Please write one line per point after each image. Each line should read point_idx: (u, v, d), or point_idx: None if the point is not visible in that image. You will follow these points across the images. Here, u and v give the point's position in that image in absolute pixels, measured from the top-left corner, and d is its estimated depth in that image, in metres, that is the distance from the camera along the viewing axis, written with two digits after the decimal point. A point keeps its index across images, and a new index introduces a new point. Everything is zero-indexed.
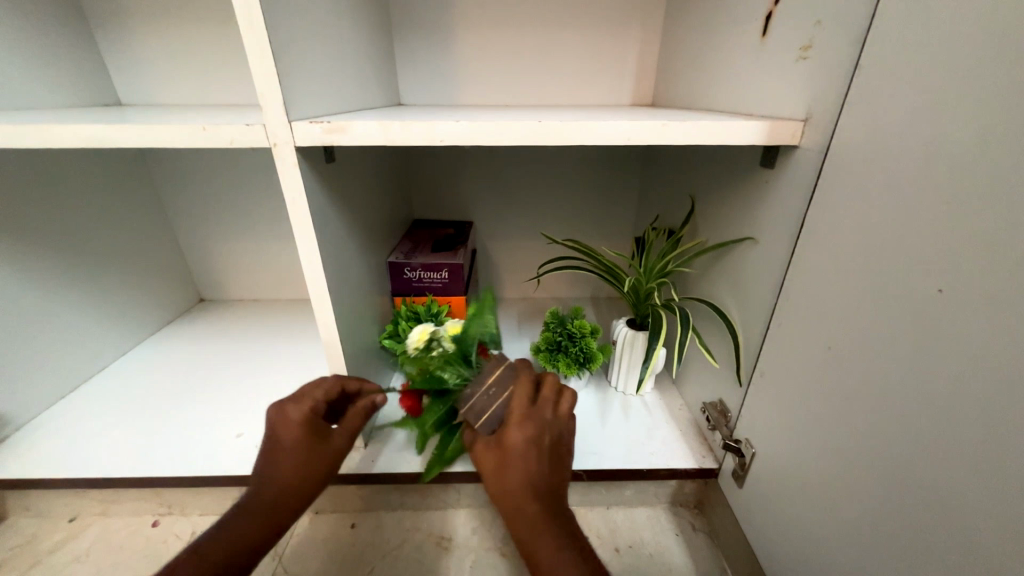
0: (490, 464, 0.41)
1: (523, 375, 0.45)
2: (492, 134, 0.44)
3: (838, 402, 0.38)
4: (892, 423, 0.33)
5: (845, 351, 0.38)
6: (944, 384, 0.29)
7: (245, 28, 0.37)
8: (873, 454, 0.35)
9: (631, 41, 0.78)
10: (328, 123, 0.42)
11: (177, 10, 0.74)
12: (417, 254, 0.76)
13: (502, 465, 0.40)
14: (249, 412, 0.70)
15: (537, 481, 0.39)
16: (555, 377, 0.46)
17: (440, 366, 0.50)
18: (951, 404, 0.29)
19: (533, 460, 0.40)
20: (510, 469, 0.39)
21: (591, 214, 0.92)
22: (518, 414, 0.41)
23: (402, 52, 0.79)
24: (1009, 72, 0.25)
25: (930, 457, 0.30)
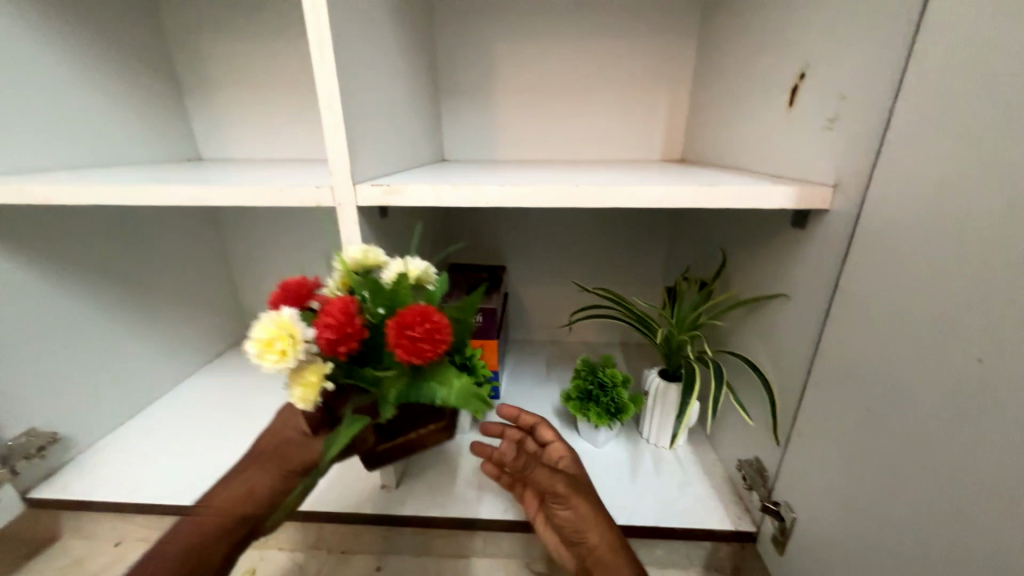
0: (588, 497, 0.45)
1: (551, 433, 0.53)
2: (534, 195, 0.48)
3: (882, 470, 0.37)
4: (938, 496, 0.32)
5: (885, 416, 0.37)
6: (990, 455, 0.29)
7: (324, 110, 0.44)
8: (922, 529, 0.33)
9: (661, 103, 0.83)
10: (386, 186, 0.47)
11: (255, 80, 0.85)
12: (453, 298, 0.80)
13: (596, 498, 0.47)
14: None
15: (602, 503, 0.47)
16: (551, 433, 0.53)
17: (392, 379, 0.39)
18: (1000, 479, 0.28)
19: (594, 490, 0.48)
20: (594, 495, 0.47)
21: (621, 263, 0.94)
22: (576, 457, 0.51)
23: (448, 114, 0.87)
24: None
25: (980, 535, 0.29)
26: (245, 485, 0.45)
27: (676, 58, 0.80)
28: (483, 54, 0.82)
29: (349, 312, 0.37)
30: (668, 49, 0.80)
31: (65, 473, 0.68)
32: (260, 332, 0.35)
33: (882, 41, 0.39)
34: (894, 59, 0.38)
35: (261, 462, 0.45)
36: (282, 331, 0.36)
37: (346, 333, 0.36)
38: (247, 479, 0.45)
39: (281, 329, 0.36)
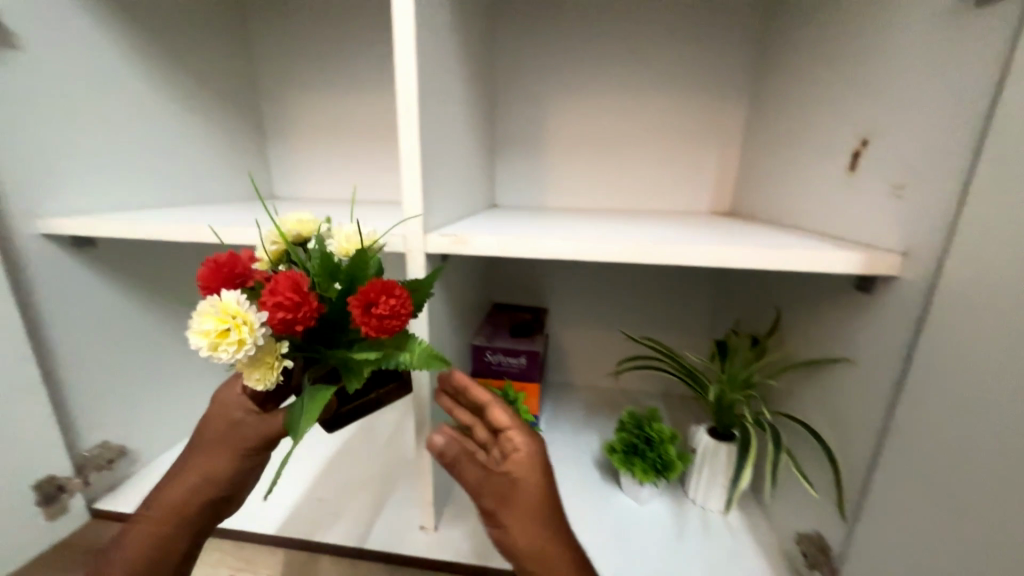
0: (513, 514, 0.40)
1: (502, 415, 0.44)
2: (592, 249, 0.50)
3: (972, 563, 0.34)
4: None
5: (974, 504, 0.34)
6: None
7: (404, 167, 0.47)
8: None
9: (711, 159, 0.85)
10: (454, 236, 0.50)
11: (330, 130, 0.94)
12: (498, 338, 0.81)
13: (533, 511, 0.40)
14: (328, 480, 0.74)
15: (544, 513, 0.40)
16: (504, 414, 0.44)
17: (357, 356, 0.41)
18: None
19: (535, 496, 0.40)
20: (527, 506, 0.40)
21: (666, 312, 0.93)
22: (518, 456, 0.41)
23: (502, 163, 0.91)
24: None
25: None
26: (194, 471, 0.44)
27: (727, 118, 0.83)
28: (540, 110, 0.87)
29: (300, 289, 0.37)
30: (720, 109, 0.82)
31: (125, 486, 0.71)
32: (207, 325, 0.35)
33: (952, 117, 0.40)
34: (966, 135, 0.38)
35: (205, 446, 0.44)
36: (230, 322, 0.36)
37: (302, 310, 0.37)
38: (197, 463, 0.44)
39: (227, 317, 0.36)
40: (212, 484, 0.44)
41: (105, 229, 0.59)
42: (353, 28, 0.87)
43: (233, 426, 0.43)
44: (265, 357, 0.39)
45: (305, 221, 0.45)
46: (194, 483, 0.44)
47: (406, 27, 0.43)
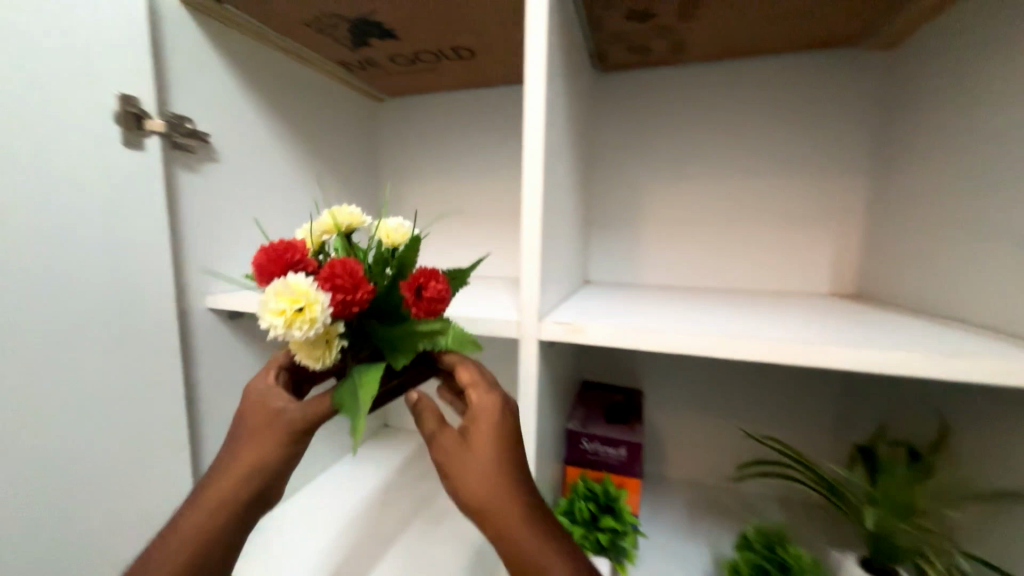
0: (480, 469, 0.36)
1: (464, 369, 0.41)
2: (720, 343, 0.47)
3: None
4: None
5: None
6: None
7: (525, 258, 0.49)
8: None
9: (828, 237, 0.79)
10: (570, 324, 0.49)
11: (435, 211, 1.03)
12: (592, 424, 0.77)
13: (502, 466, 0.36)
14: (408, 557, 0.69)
15: (512, 469, 0.36)
16: (469, 365, 0.41)
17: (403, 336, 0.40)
18: None
19: (503, 449, 0.37)
20: (501, 462, 0.36)
21: (782, 402, 0.83)
22: (484, 411, 0.38)
23: (596, 240, 0.92)
24: None
25: None
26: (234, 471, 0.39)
27: (843, 195, 0.77)
28: (636, 192, 0.88)
29: (355, 272, 0.38)
30: (835, 187, 0.78)
31: None
32: (281, 306, 0.35)
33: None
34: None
35: (244, 439, 0.40)
36: (299, 301, 0.36)
37: (360, 293, 0.38)
38: (233, 461, 0.39)
39: (299, 299, 0.36)
40: (255, 478, 0.39)
41: (254, 304, 0.66)
42: (462, 126, 0.97)
43: (275, 413, 0.40)
44: (327, 342, 0.39)
45: (348, 210, 0.46)
46: (223, 493, 0.38)
47: (536, 133, 0.47)
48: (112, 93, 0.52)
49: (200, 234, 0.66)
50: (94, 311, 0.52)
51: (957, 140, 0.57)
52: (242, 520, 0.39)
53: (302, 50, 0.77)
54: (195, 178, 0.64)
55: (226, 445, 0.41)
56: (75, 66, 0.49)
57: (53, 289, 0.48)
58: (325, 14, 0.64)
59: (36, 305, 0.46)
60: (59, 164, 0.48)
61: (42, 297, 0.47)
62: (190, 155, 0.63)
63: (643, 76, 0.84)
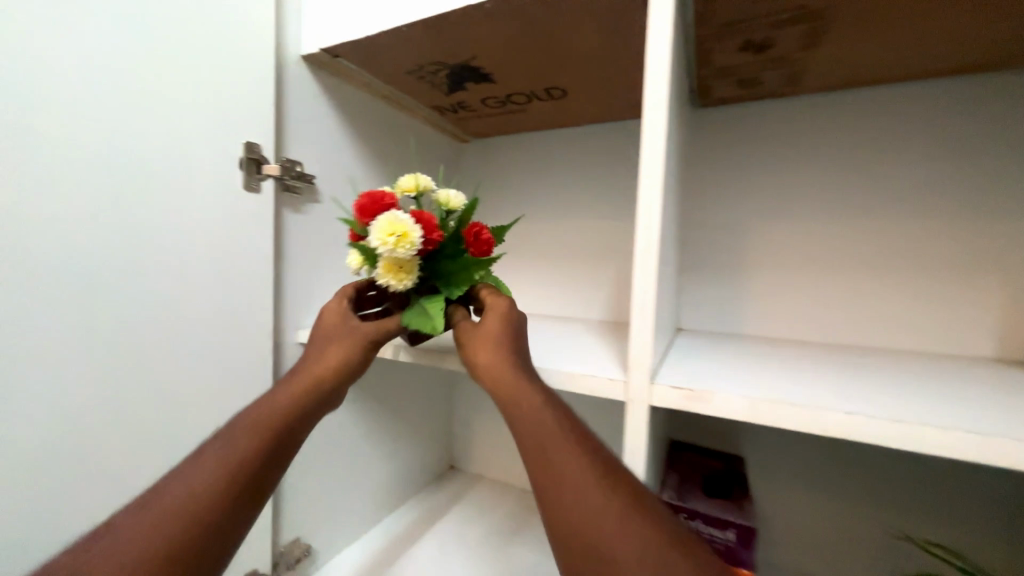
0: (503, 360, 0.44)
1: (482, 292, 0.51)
2: (894, 431, 0.37)
3: None
4: None
5: None
6: None
7: (636, 311, 0.43)
8: None
9: (992, 290, 0.65)
10: (689, 390, 0.42)
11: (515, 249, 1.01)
12: (691, 497, 0.67)
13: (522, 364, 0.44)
14: None
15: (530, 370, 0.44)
16: (486, 288, 0.51)
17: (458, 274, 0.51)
18: None
19: (518, 349, 0.45)
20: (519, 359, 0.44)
21: (935, 492, 0.67)
22: (499, 314, 0.47)
23: (690, 284, 0.84)
24: None
25: None
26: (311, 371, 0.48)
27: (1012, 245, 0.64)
28: (737, 234, 0.80)
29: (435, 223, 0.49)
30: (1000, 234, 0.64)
31: None
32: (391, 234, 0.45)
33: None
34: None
35: (321, 345, 0.50)
36: (402, 231, 0.46)
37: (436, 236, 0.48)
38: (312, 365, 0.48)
39: (399, 233, 0.46)
40: (328, 376, 0.48)
41: None
42: (546, 166, 0.96)
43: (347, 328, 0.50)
44: (408, 275, 0.48)
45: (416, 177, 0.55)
46: (302, 387, 0.47)
47: (655, 175, 0.42)
48: (239, 142, 0.57)
49: (299, 271, 0.69)
50: (201, 341, 0.54)
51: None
52: (309, 413, 0.47)
53: (402, 97, 0.81)
54: (300, 218, 0.67)
55: (308, 352, 0.50)
56: (212, 118, 0.54)
57: (169, 319, 0.51)
58: (430, 63, 0.66)
59: (152, 334, 0.50)
60: (189, 205, 0.52)
61: (159, 327, 0.50)
62: (298, 197, 0.67)
63: (747, 111, 0.78)
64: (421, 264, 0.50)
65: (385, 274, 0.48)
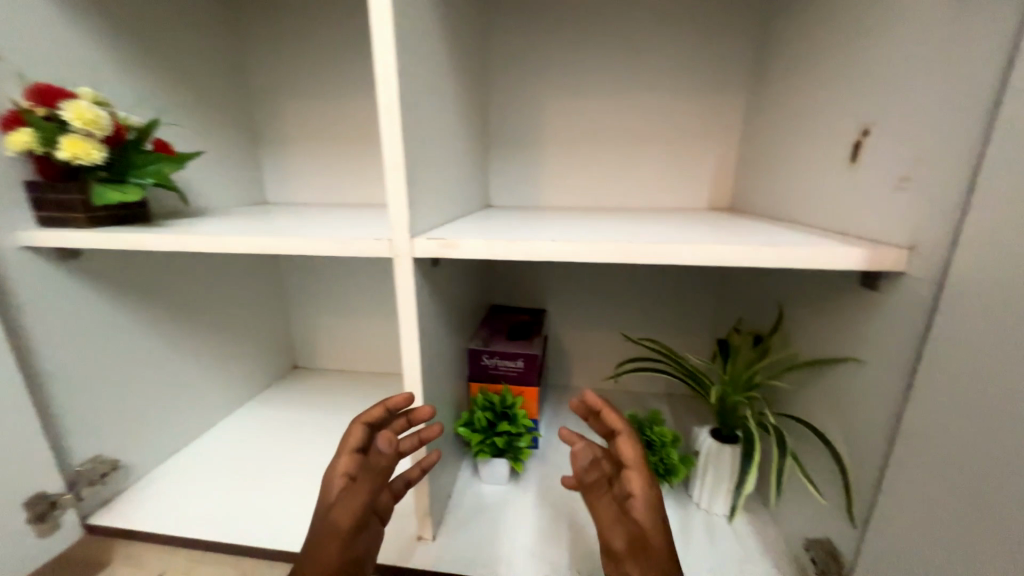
0: (607, 505, 0.49)
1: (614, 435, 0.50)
2: (586, 251, 0.46)
3: (969, 549, 0.33)
4: None
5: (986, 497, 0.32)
6: None
7: (389, 170, 0.46)
8: None
9: (711, 152, 0.82)
10: (442, 240, 0.48)
11: (319, 132, 0.91)
12: (495, 342, 0.79)
13: (620, 508, 0.48)
14: None
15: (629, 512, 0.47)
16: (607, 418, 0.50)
17: (149, 168, 0.60)
18: None
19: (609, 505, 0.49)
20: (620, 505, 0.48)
21: (664, 319, 0.89)
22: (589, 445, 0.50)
23: (498, 160, 0.89)
24: None
25: None
26: (341, 509, 0.48)
27: (725, 109, 0.79)
28: (536, 107, 0.84)
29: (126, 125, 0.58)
30: (717, 100, 0.79)
31: (122, 502, 0.69)
32: (98, 113, 0.54)
33: (961, 85, 0.36)
34: (982, 98, 0.34)
35: (346, 488, 0.48)
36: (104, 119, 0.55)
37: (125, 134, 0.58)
38: (337, 505, 0.48)
39: (86, 116, 0.53)
40: (363, 509, 0.49)
41: (75, 240, 0.55)
42: (338, 28, 0.85)
43: (353, 476, 0.49)
44: (96, 154, 0.55)
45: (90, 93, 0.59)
46: (344, 537, 0.47)
47: (383, 29, 0.43)
48: None
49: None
50: None
51: (818, 42, 0.58)
52: (354, 536, 0.48)
53: None
54: None
55: (342, 496, 0.48)
56: None
57: None
58: None
59: None
60: None
61: None
62: None
63: None
64: (109, 152, 0.57)
65: (67, 151, 0.52)
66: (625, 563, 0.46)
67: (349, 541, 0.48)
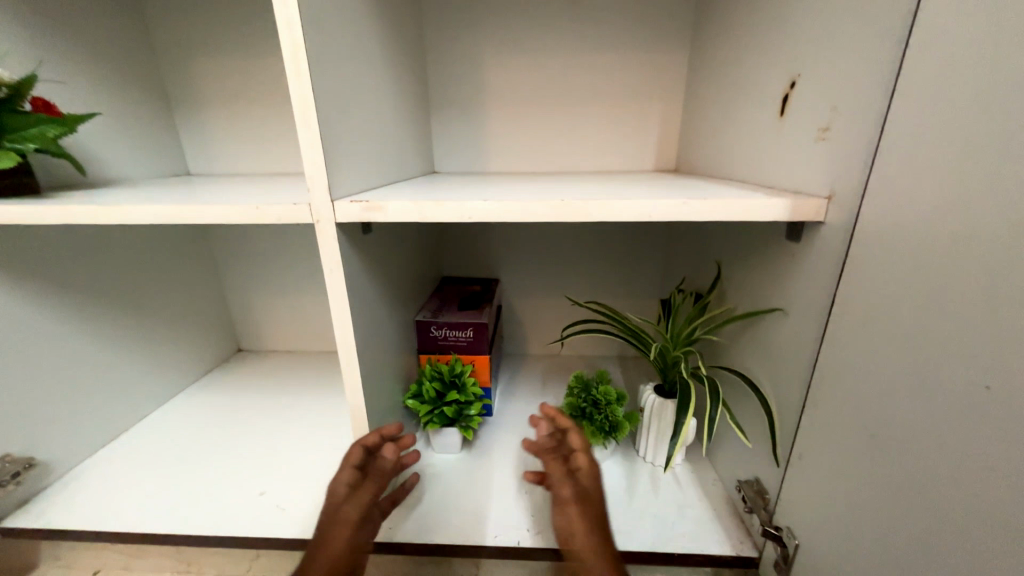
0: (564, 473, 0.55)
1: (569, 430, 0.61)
2: (518, 211, 0.45)
3: (871, 476, 0.36)
4: (926, 507, 0.30)
5: (884, 428, 0.34)
6: (970, 469, 0.27)
7: (300, 126, 0.42)
8: (917, 523, 0.31)
9: (654, 112, 0.81)
10: (367, 202, 0.45)
11: (241, 93, 0.83)
12: (444, 312, 0.77)
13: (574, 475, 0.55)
14: (299, 477, 0.68)
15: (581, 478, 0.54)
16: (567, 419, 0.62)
17: (28, 131, 0.53)
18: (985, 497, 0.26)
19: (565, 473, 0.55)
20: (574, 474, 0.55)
21: (614, 283, 0.90)
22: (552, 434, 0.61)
23: (440, 123, 0.85)
24: (1001, 156, 0.26)
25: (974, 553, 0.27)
26: (347, 505, 0.52)
27: (667, 67, 0.78)
28: (477, 65, 0.80)
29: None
30: (659, 57, 0.78)
31: (42, 501, 0.64)
32: None
33: (876, 30, 0.36)
34: (892, 43, 0.35)
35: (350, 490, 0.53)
36: None
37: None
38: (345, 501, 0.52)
39: None
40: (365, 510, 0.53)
41: None
42: None
43: (355, 482, 0.54)
44: None
45: None
46: (350, 531, 0.50)
47: None
48: None
49: None
50: None
51: None
52: (358, 531, 0.51)
53: None
54: None
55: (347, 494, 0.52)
56: None
57: None
58: None
59: None
60: None
61: None
62: None
63: None
64: None
65: None
66: (569, 508, 0.52)
67: (355, 535, 0.51)
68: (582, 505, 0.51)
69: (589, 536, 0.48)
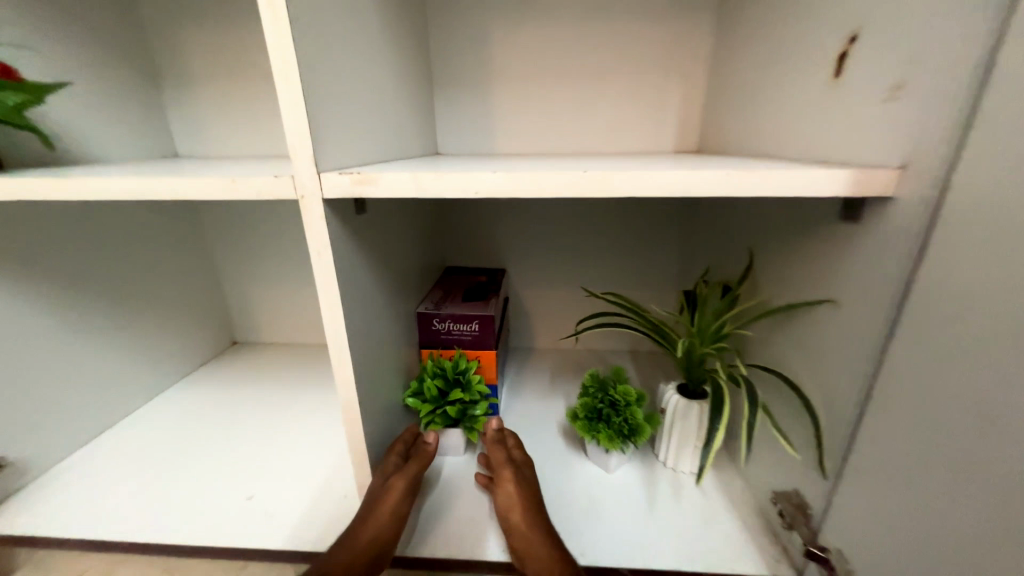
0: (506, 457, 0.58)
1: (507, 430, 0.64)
2: (532, 185, 0.39)
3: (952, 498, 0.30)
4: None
5: (974, 442, 0.29)
6: None
7: (279, 83, 0.36)
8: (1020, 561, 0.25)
9: (676, 87, 0.74)
10: (358, 174, 0.39)
11: (231, 67, 0.78)
12: (448, 303, 0.71)
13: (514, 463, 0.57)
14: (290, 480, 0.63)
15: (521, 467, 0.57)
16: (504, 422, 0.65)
17: None
18: None
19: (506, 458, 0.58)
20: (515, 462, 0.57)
21: (629, 273, 0.84)
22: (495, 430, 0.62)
23: (444, 100, 0.78)
24: None
25: None
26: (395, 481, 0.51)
27: (692, 37, 0.71)
28: (484, 36, 0.74)
29: None
30: (683, 25, 0.71)
31: (15, 504, 0.60)
32: None
33: None
34: None
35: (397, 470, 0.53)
36: None
37: None
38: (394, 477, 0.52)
39: None
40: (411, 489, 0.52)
41: None
42: None
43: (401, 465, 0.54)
44: None
45: None
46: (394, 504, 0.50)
47: None
48: None
49: None
50: None
51: None
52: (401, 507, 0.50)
53: None
54: None
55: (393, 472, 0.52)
56: None
57: None
58: None
59: None
60: None
61: None
62: None
63: None
64: None
65: None
66: (507, 484, 0.54)
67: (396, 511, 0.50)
68: (521, 484, 0.54)
69: (525, 511, 0.51)
